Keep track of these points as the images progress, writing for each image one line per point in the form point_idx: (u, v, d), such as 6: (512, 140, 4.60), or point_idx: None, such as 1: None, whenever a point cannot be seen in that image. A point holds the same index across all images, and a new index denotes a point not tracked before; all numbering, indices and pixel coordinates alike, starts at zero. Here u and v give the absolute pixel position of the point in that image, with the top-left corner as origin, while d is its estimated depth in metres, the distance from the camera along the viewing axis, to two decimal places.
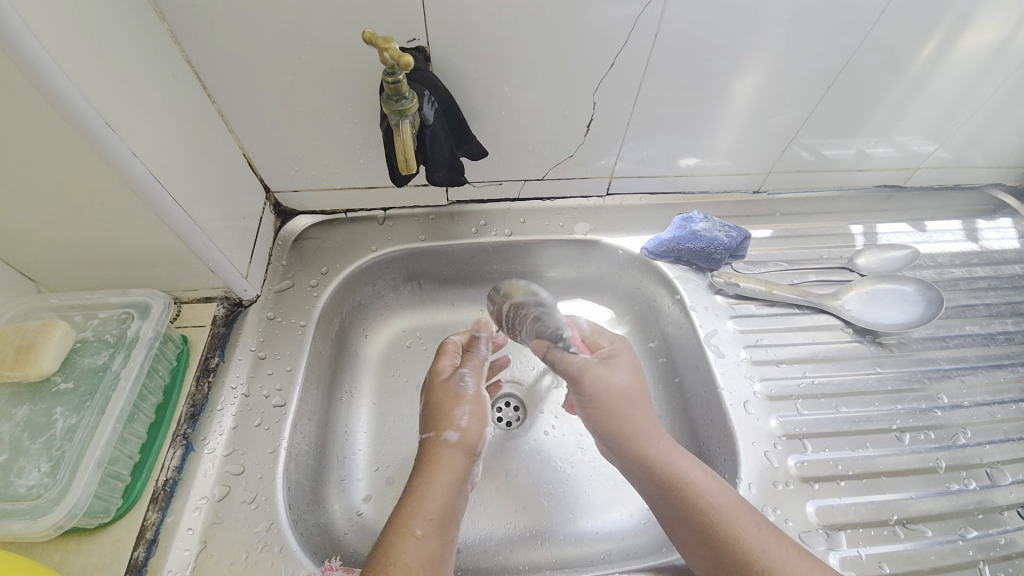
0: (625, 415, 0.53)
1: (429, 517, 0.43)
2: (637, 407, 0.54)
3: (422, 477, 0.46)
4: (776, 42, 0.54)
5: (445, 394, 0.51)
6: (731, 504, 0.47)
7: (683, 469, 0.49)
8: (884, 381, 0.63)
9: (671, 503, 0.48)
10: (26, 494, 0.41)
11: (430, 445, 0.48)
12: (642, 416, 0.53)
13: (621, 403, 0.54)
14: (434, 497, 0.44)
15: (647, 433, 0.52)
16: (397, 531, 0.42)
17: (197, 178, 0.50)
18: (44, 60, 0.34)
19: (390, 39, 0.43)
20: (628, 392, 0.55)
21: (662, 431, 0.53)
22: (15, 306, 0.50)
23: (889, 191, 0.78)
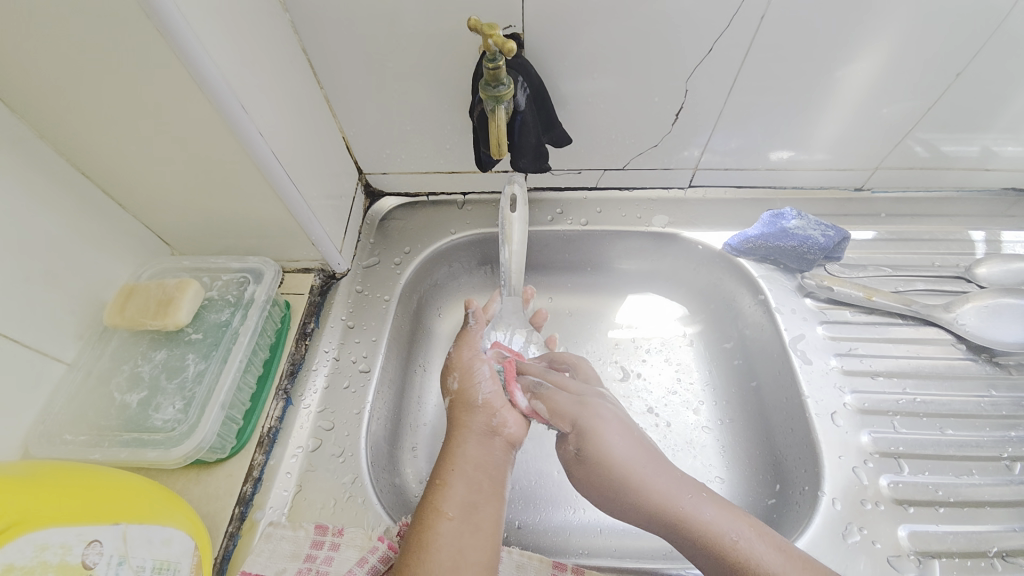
0: (633, 484, 0.48)
1: (460, 477, 0.47)
2: (638, 472, 0.49)
3: (456, 436, 0.51)
4: (897, 27, 0.49)
5: (459, 370, 0.57)
6: (775, 545, 0.44)
7: (713, 525, 0.45)
8: (998, 405, 0.56)
9: (700, 555, 0.45)
10: (163, 426, 0.48)
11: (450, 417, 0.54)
12: (651, 480, 0.48)
13: (624, 476, 0.49)
14: (466, 456, 0.49)
15: (662, 491, 0.47)
16: (434, 490, 0.47)
17: (306, 158, 0.55)
18: (198, 53, 0.39)
19: (494, 26, 0.44)
20: (624, 457, 0.50)
21: (682, 481, 0.48)
22: (155, 265, 0.58)
23: (1020, 194, 0.69)
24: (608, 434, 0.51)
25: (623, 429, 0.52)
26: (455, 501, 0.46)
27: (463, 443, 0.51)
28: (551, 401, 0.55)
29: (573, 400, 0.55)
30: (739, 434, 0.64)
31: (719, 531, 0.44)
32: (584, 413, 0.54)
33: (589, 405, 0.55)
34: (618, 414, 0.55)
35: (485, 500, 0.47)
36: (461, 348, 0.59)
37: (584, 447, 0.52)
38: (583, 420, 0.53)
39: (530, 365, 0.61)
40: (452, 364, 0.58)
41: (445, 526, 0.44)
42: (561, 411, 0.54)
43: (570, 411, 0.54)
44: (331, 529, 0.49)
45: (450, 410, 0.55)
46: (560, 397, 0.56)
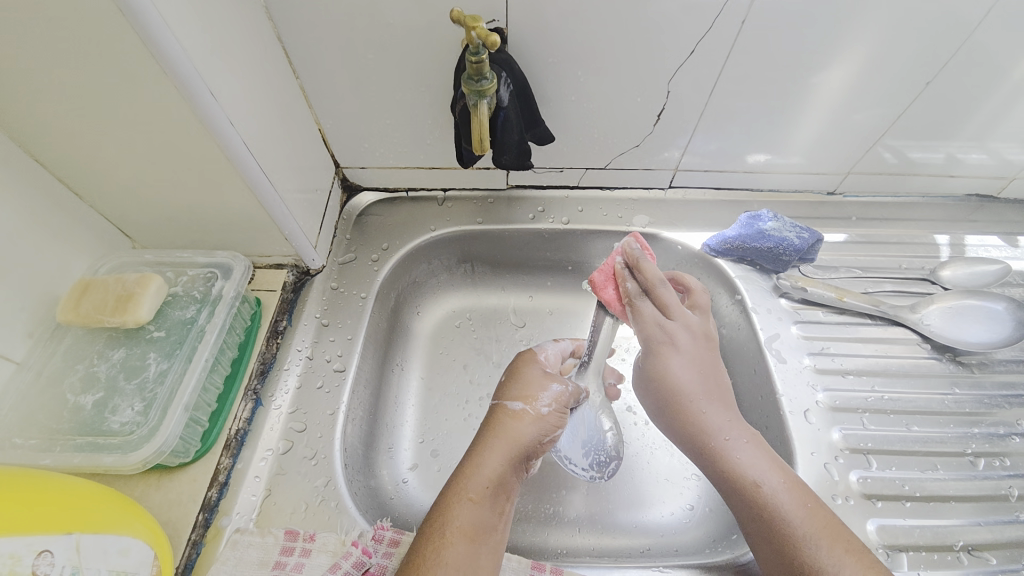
0: (684, 411, 0.52)
1: (492, 496, 0.45)
2: (693, 401, 0.52)
3: (497, 447, 0.48)
4: (871, 36, 0.51)
5: (552, 398, 0.52)
6: (803, 503, 0.45)
7: (744, 464, 0.48)
8: (960, 402, 0.59)
9: (727, 489, 0.48)
10: (120, 430, 0.45)
11: (493, 415, 0.51)
12: (702, 412, 0.51)
13: (678, 401, 0.52)
14: (503, 477, 0.46)
15: (708, 424, 0.51)
16: (459, 475, 0.46)
17: (279, 149, 0.53)
18: (163, 34, 0.37)
19: (477, 18, 0.44)
20: (685, 387, 0.52)
21: (731, 419, 0.51)
22: (114, 258, 0.55)
23: (981, 200, 0.72)
24: (675, 366, 0.53)
25: (697, 363, 0.53)
26: (480, 522, 0.43)
27: (507, 468, 0.47)
28: (636, 311, 0.55)
29: (657, 319, 0.54)
30: None
31: (745, 469, 0.47)
32: (660, 337, 0.54)
33: (671, 331, 0.54)
34: (699, 348, 0.54)
35: (501, 529, 0.45)
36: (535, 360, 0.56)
37: (652, 363, 0.54)
38: (659, 342, 0.53)
39: (651, 268, 0.54)
40: (537, 374, 0.54)
41: (460, 547, 0.41)
42: (641, 324, 0.54)
43: (648, 328, 0.54)
44: (302, 535, 0.47)
45: (496, 413, 0.51)
46: (648, 312, 0.54)
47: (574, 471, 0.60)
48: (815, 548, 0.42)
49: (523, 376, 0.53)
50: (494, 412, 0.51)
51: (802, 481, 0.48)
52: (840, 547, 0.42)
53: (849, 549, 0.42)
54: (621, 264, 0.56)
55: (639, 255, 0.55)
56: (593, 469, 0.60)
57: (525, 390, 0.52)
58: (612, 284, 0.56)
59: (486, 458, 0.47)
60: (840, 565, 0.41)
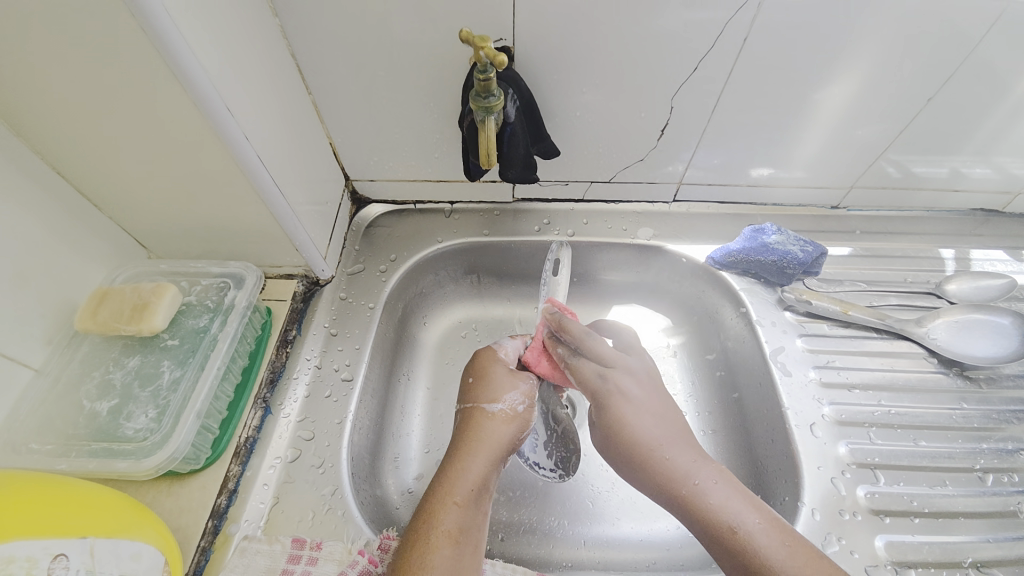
0: (647, 462, 0.50)
1: (473, 495, 0.46)
2: (654, 448, 0.50)
3: (475, 447, 0.49)
4: (871, 54, 0.52)
5: (523, 395, 0.54)
6: (783, 540, 0.43)
7: (720, 509, 0.46)
8: (968, 417, 0.58)
9: (704, 537, 0.46)
10: (134, 436, 0.46)
11: (471, 420, 0.51)
12: (666, 458, 0.50)
13: (640, 451, 0.51)
14: (484, 476, 0.47)
15: (673, 470, 0.49)
16: (431, 504, 0.45)
17: (292, 163, 0.54)
18: (187, 54, 0.38)
19: (485, 38, 0.45)
20: (643, 437, 0.51)
21: (699, 461, 0.49)
22: (131, 268, 0.56)
23: (986, 215, 0.72)
24: (629, 414, 0.52)
25: (651, 409, 0.53)
26: (464, 524, 0.44)
27: (485, 466, 0.48)
28: (575, 371, 0.56)
29: (598, 372, 0.55)
30: (721, 444, 0.65)
31: (721, 514, 0.45)
32: (605, 390, 0.54)
33: (615, 380, 0.54)
34: (647, 391, 0.54)
35: (483, 530, 0.46)
36: (501, 356, 0.58)
37: (605, 419, 0.53)
38: (605, 396, 0.54)
39: (575, 325, 0.57)
40: (505, 372, 0.55)
41: (445, 551, 0.42)
42: (584, 382, 0.55)
43: (592, 384, 0.54)
44: (309, 543, 0.48)
45: (468, 415, 0.52)
46: (587, 368, 0.55)
47: (542, 473, 0.61)
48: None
49: (494, 378, 0.54)
50: (471, 417, 0.52)
51: (780, 517, 0.46)
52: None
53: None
54: (548, 333, 0.59)
55: (560, 318, 0.58)
56: (559, 468, 0.60)
57: (495, 390, 0.53)
58: (544, 357, 0.59)
59: (467, 462, 0.47)
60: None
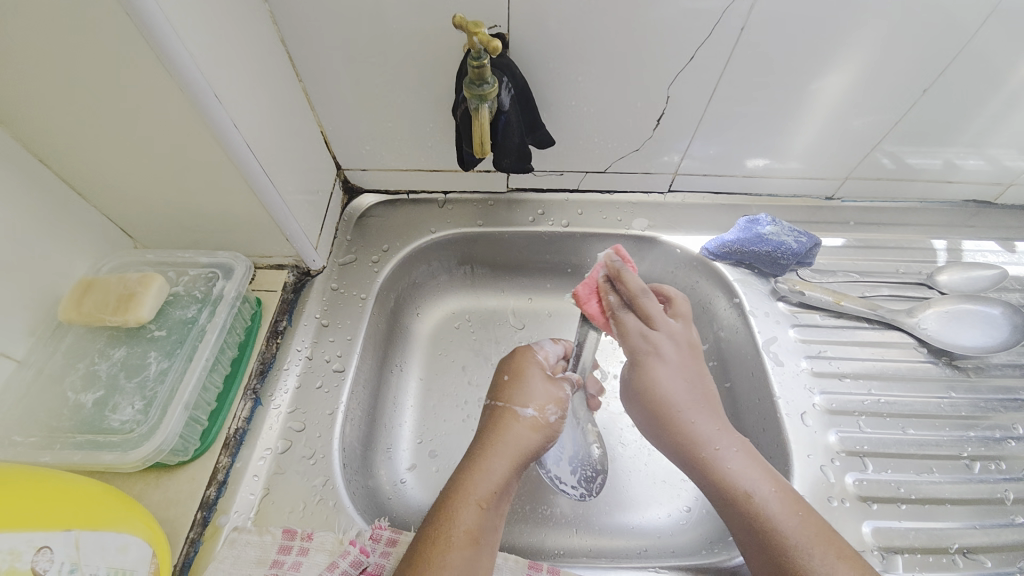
0: (672, 420, 0.51)
1: (494, 501, 0.45)
2: (680, 411, 0.51)
3: (501, 451, 0.47)
4: (869, 43, 0.51)
5: (557, 405, 0.51)
6: (795, 511, 0.45)
7: (737, 475, 0.47)
8: (956, 406, 0.59)
9: (718, 499, 0.48)
10: (120, 428, 0.45)
11: (501, 419, 0.50)
12: (691, 422, 0.50)
13: (666, 411, 0.51)
14: (507, 481, 0.46)
15: (698, 434, 0.50)
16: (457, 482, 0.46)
17: (281, 151, 0.53)
18: (169, 37, 0.37)
19: (479, 23, 0.44)
20: (671, 397, 0.51)
21: (721, 429, 0.50)
22: (116, 257, 0.55)
23: (978, 206, 0.73)
24: (662, 375, 0.52)
25: (682, 372, 0.53)
26: (483, 526, 0.44)
27: (510, 473, 0.47)
28: (620, 323, 0.54)
29: (641, 331, 0.53)
30: None
31: (737, 480, 0.47)
32: (644, 348, 0.53)
33: (655, 341, 0.53)
34: (684, 358, 0.53)
35: (499, 533, 0.45)
36: (535, 358, 0.55)
37: (637, 375, 0.53)
38: (643, 354, 0.53)
39: (632, 278, 0.54)
40: (541, 377, 0.53)
41: (464, 551, 0.42)
42: (625, 336, 0.54)
43: (633, 341, 0.54)
44: (300, 534, 0.47)
45: (496, 415, 0.50)
46: (632, 323, 0.54)
47: (564, 490, 0.59)
48: (810, 557, 0.42)
49: (531, 380, 0.52)
50: (501, 416, 0.50)
51: (793, 490, 0.47)
52: (834, 554, 0.42)
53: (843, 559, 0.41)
54: (603, 278, 0.56)
55: (620, 267, 0.55)
56: (582, 487, 0.59)
57: (529, 395, 0.51)
58: (595, 298, 0.56)
59: (493, 464, 0.46)
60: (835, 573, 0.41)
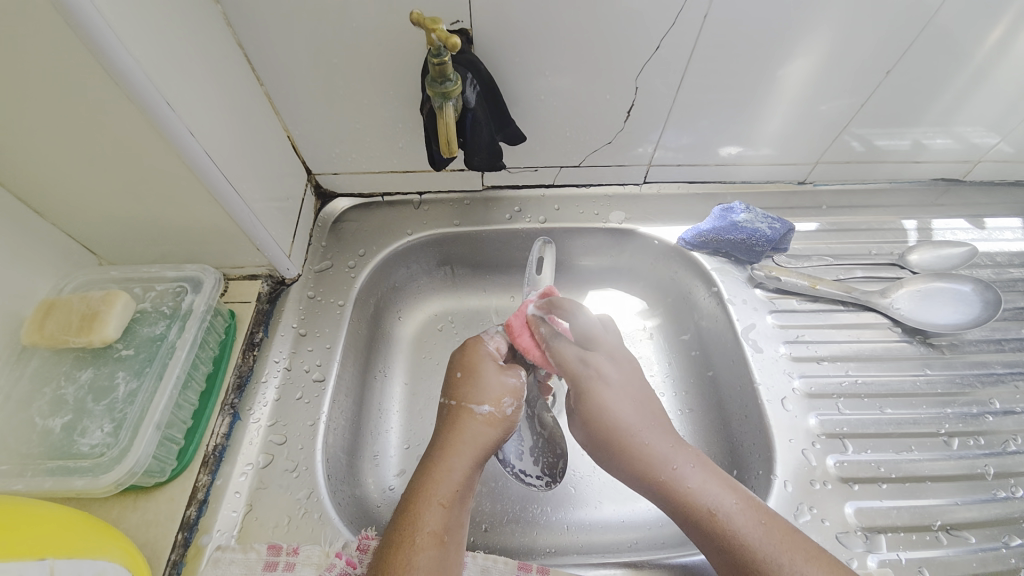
0: (626, 445, 0.49)
1: (454, 497, 0.45)
2: (635, 434, 0.50)
3: (455, 446, 0.47)
4: (831, 27, 0.52)
5: (512, 394, 0.50)
6: (759, 519, 0.44)
7: (700, 494, 0.46)
8: (932, 383, 0.60)
9: (681, 519, 0.47)
10: (89, 452, 0.44)
11: (457, 419, 0.49)
12: (645, 444, 0.49)
13: (620, 436, 0.50)
14: (465, 475, 0.46)
15: (653, 457, 0.48)
16: (413, 497, 0.44)
17: (245, 160, 0.52)
18: (114, 47, 0.36)
19: (437, 20, 0.43)
20: (624, 422, 0.50)
21: (675, 447, 0.49)
22: (79, 276, 0.53)
23: (948, 184, 0.74)
24: (610, 400, 0.51)
25: (630, 392, 0.52)
26: (449, 524, 0.43)
27: (467, 466, 0.46)
28: (556, 353, 0.54)
29: (579, 354, 0.53)
30: (698, 422, 0.65)
31: (699, 498, 0.46)
32: (586, 373, 0.52)
33: (595, 364, 0.53)
34: (626, 374, 0.54)
35: (464, 526, 0.45)
36: (485, 349, 0.54)
37: (585, 403, 0.52)
38: (586, 381, 0.52)
39: (565, 301, 0.56)
40: (491, 367, 0.52)
41: (431, 551, 0.41)
42: (565, 367, 0.54)
43: (574, 367, 0.53)
44: (286, 549, 0.47)
45: (448, 413, 0.50)
46: (568, 351, 0.54)
47: (529, 482, 0.59)
48: (779, 566, 0.42)
49: (485, 376, 0.51)
50: (457, 416, 0.49)
51: (752, 494, 0.47)
52: (801, 556, 0.42)
53: (810, 557, 0.42)
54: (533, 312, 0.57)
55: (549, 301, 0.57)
56: (545, 475, 0.59)
57: (479, 386, 0.50)
58: (527, 332, 0.56)
59: (452, 463, 0.46)
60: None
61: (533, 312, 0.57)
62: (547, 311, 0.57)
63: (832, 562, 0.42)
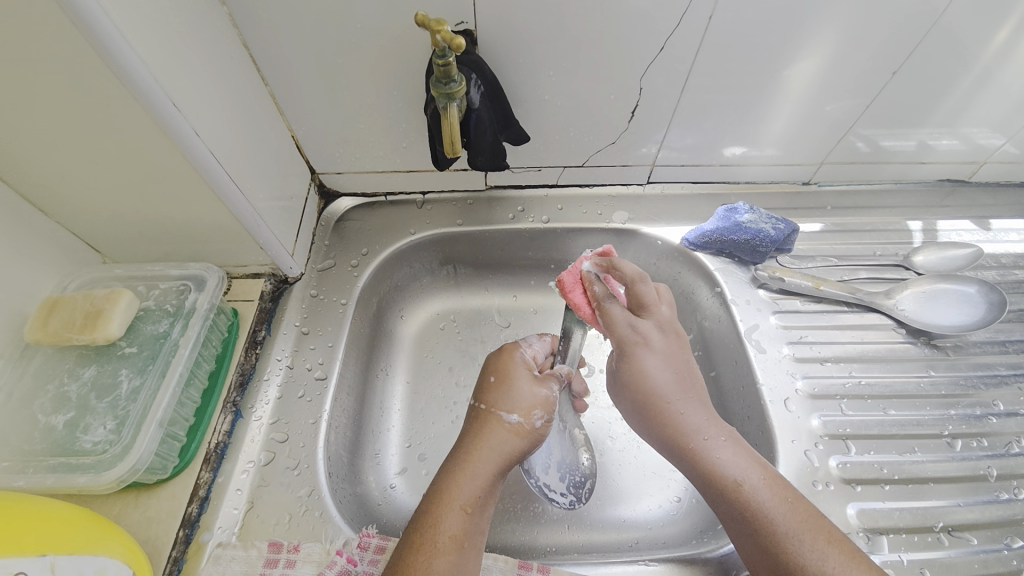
0: (661, 412, 0.50)
1: (477, 505, 0.44)
2: (670, 401, 0.50)
3: (480, 452, 0.47)
4: (837, 26, 0.51)
5: (544, 407, 0.50)
6: (783, 497, 0.44)
7: (725, 468, 0.46)
8: (936, 385, 0.60)
9: (708, 491, 0.47)
10: (92, 449, 0.44)
11: (485, 424, 0.48)
12: (679, 413, 0.50)
13: (656, 402, 0.51)
14: (487, 481, 0.46)
15: (686, 424, 0.49)
16: (435, 498, 0.44)
17: (249, 159, 0.52)
18: (119, 45, 0.36)
19: (442, 22, 0.43)
20: (661, 389, 0.51)
21: (707, 418, 0.50)
22: (83, 274, 0.54)
23: (953, 185, 0.73)
24: (650, 366, 0.52)
25: (671, 361, 0.53)
26: (469, 531, 0.43)
27: (491, 476, 0.46)
28: (606, 315, 0.54)
29: (628, 320, 0.53)
30: None
31: (725, 470, 0.46)
32: (631, 338, 0.53)
33: (643, 331, 0.53)
34: (671, 346, 0.53)
35: (483, 535, 0.45)
36: (518, 356, 0.54)
37: (627, 366, 0.53)
38: (632, 344, 0.53)
39: (625, 265, 0.55)
40: (524, 377, 0.52)
41: (450, 556, 0.41)
42: (612, 328, 0.54)
43: (620, 331, 0.53)
44: (286, 546, 0.47)
45: (475, 418, 0.50)
46: (618, 314, 0.54)
47: (554, 499, 0.57)
48: (801, 545, 0.41)
49: (517, 384, 0.51)
50: (485, 422, 0.49)
51: (778, 475, 0.47)
52: (823, 538, 0.42)
53: (830, 539, 0.41)
54: (589, 269, 0.56)
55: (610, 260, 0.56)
56: (571, 493, 0.57)
57: (510, 395, 0.50)
58: (580, 288, 0.56)
59: (477, 469, 0.46)
60: (825, 559, 0.40)
61: (588, 270, 0.56)
62: (604, 269, 0.56)
63: (857, 552, 0.41)
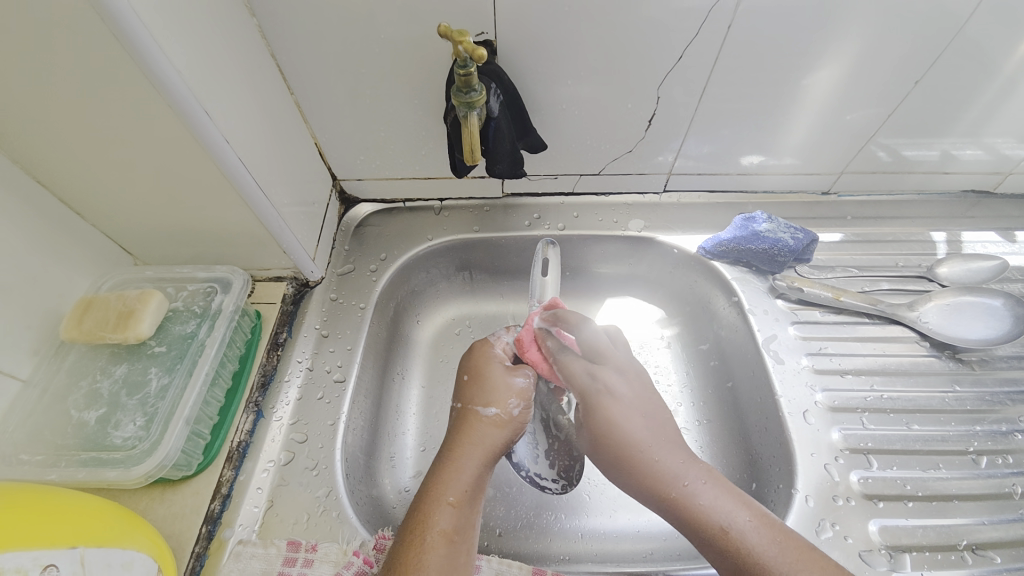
0: (635, 461, 0.48)
1: (465, 499, 0.45)
2: (644, 448, 0.49)
3: (463, 448, 0.47)
4: (858, 36, 0.51)
5: (521, 397, 0.51)
6: (774, 538, 0.43)
7: (713, 512, 0.44)
8: (962, 400, 0.58)
9: (694, 538, 0.45)
10: (122, 444, 0.46)
11: (465, 421, 0.50)
12: (656, 460, 0.48)
13: (628, 452, 0.49)
14: (473, 475, 0.46)
15: (663, 471, 0.47)
16: (423, 498, 0.44)
17: (275, 165, 0.54)
18: (157, 57, 0.37)
19: (464, 32, 0.44)
20: (633, 438, 0.49)
21: (684, 462, 0.48)
22: (115, 276, 0.56)
23: (978, 196, 0.72)
24: (617, 416, 0.50)
25: (640, 407, 0.51)
26: (459, 524, 0.43)
27: (476, 469, 0.47)
28: (563, 367, 0.54)
29: (587, 370, 0.53)
30: (717, 434, 0.64)
31: (711, 516, 0.44)
32: (593, 390, 0.52)
33: (603, 380, 0.52)
34: (635, 390, 0.52)
35: (475, 530, 0.45)
36: (492, 351, 0.56)
37: (593, 420, 0.51)
38: (593, 397, 0.52)
39: (572, 315, 0.56)
40: (497, 368, 0.53)
41: (442, 550, 0.41)
42: (572, 379, 0.54)
43: (580, 382, 0.53)
44: (304, 545, 0.47)
45: (456, 416, 0.51)
46: (576, 366, 0.54)
47: (546, 485, 0.60)
48: None
49: (491, 377, 0.52)
50: (464, 419, 0.50)
51: (770, 512, 0.45)
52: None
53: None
54: (540, 326, 0.57)
55: (557, 312, 0.57)
56: (560, 478, 0.60)
57: (483, 387, 0.52)
58: (535, 345, 0.56)
59: (462, 463, 0.46)
60: None
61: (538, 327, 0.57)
62: (553, 324, 0.57)
63: None
